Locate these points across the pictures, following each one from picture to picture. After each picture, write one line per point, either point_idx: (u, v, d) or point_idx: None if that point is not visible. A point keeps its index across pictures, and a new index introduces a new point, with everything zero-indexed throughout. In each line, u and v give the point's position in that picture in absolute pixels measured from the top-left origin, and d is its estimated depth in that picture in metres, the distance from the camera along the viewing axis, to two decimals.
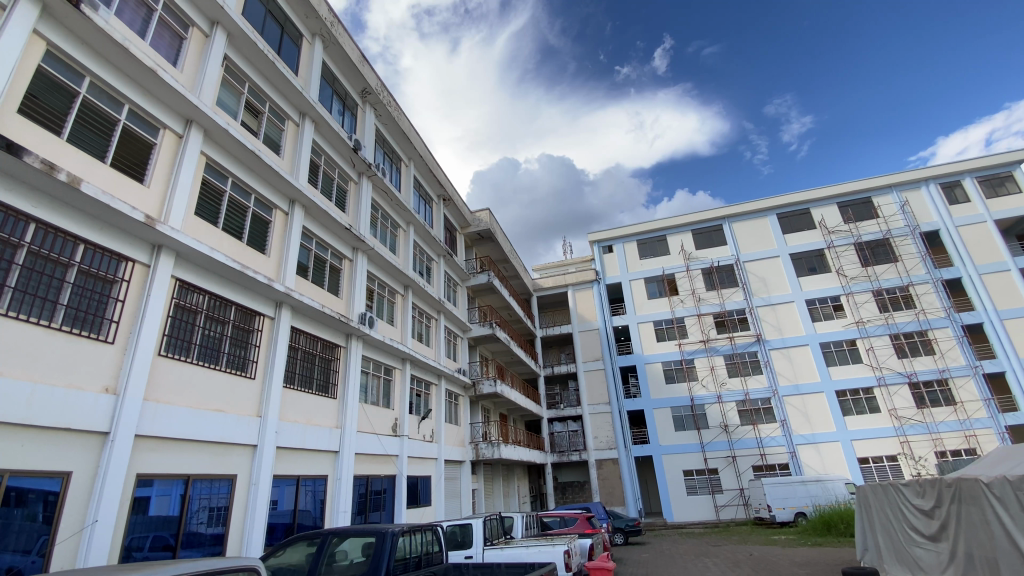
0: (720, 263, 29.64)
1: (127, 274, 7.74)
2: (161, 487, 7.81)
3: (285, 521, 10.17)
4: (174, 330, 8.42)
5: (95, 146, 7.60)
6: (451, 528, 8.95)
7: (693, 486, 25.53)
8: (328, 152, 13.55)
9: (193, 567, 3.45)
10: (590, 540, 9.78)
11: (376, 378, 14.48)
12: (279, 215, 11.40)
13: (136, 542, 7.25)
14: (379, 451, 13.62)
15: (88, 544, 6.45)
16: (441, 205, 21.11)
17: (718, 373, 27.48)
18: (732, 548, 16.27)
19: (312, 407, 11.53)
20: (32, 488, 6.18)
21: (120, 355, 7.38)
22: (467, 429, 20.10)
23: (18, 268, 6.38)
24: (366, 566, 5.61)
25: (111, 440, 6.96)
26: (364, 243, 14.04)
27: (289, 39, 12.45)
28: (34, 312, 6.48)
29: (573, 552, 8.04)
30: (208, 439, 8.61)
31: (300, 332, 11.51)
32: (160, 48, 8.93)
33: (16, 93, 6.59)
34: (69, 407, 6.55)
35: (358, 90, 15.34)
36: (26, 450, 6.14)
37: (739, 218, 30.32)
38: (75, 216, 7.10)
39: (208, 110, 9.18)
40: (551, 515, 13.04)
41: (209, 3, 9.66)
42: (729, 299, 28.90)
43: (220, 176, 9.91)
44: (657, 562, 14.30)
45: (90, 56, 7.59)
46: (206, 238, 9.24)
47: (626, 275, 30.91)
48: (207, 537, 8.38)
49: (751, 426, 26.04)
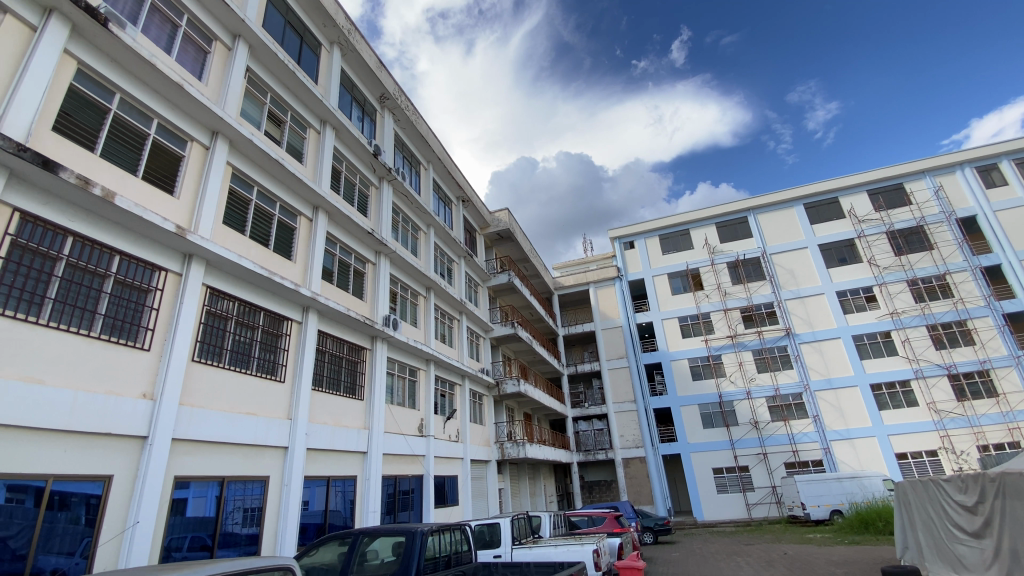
0: (746, 256, 29.01)
1: (161, 283, 8.01)
2: (198, 489, 8.03)
3: (316, 521, 10.36)
4: (207, 336, 8.67)
5: (126, 160, 7.87)
6: (479, 527, 8.98)
7: (723, 484, 25.09)
8: (349, 158, 13.75)
9: (227, 566, 3.51)
10: (619, 540, 9.63)
11: (401, 378, 14.65)
12: (303, 221, 11.62)
13: (176, 542, 7.48)
14: (406, 451, 13.77)
15: (130, 544, 6.70)
16: (460, 206, 21.22)
17: (746, 369, 26.91)
18: (766, 547, 15.91)
19: (340, 409, 11.73)
20: (75, 492, 6.42)
21: (156, 361, 7.64)
22: (492, 429, 20.15)
23: (57, 280, 6.65)
24: (396, 566, 5.68)
25: (149, 444, 7.22)
26: (386, 247, 14.20)
27: (309, 48, 12.69)
28: (73, 322, 6.74)
29: (602, 551, 7.95)
30: (242, 441, 8.84)
31: (326, 335, 11.73)
32: (185, 63, 9.19)
33: (50, 112, 6.87)
34: (109, 413, 6.81)
35: (376, 96, 15.53)
36: (68, 455, 6.39)
37: (765, 209, 29.62)
38: (109, 228, 7.37)
39: (232, 121, 9.41)
40: (579, 514, 12.98)
41: (230, 17, 9.91)
42: (757, 293, 28.28)
43: (246, 185, 10.16)
44: (687, 561, 14.07)
45: (119, 74, 7.87)
46: (234, 246, 9.47)
47: (649, 271, 30.53)
48: (242, 537, 8.60)
49: (782, 422, 25.43)
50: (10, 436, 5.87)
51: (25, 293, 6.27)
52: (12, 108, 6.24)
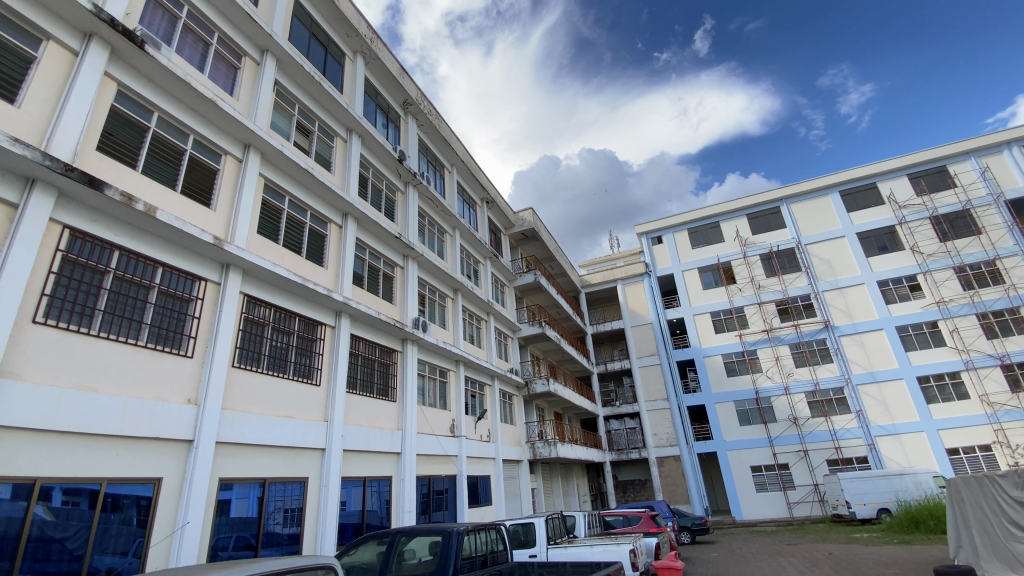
0: (780, 247, 28.16)
1: (201, 292, 8.32)
2: (240, 490, 8.29)
3: (354, 521, 10.58)
4: (245, 342, 8.96)
5: (166, 175, 8.21)
6: (514, 527, 8.99)
7: (762, 483, 24.44)
8: (375, 165, 14.00)
9: (264, 567, 3.58)
10: (656, 540, 9.49)
11: (432, 380, 14.83)
12: (333, 228, 11.89)
13: (221, 542, 7.75)
14: (439, 452, 13.92)
15: (178, 544, 6.98)
16: (485, 208, 21.33)
17: (784, 364, 26.14)
18: (809, 547, 15.39)
19: (374, 410, 11.94)
20: (127, 494, 6.73)
21: (198, 368, 7.95)
22: (523, 429, 20.19)
23: (106, 292, 6.99)
24: (434, 565, 5.74)
25: (195, 447, 7.51)
26: (414, 250, 14.39)
27: (333, 59, 12.97)
28: (121, 331, 7.07)
29: (639, 551, 7.83)
30: (281, 444, 9.11)
31: (359, 339, 11.97)
32: (218, 79, 9.52)
33: (94, 133, 7.23)
34: (156, 418, 7.13)
35: (399, 102, 15.75)
36: (121, 459, 6.71)
37: (798, 198, 28.69)
38: (152, 242, 7.70)
39: (263, 133, 9.71)
40: (614, 514, 12.84)
41: (258, 33, 10.23)
42: (792, 285, 27.43)
43: (278, 195, 10.46)
44: (728, 561, 13.78)
45: (157, 93, 8.22)
46: (269, 254, 9.76)
47: (678, 266, 29.97)
48: (284, 537, 8.85)
49: (823, 418, 24.59)
50: (66, 442, 6.19)
51: (76, 305, 6.61)
52: (59, 131, 6.58)
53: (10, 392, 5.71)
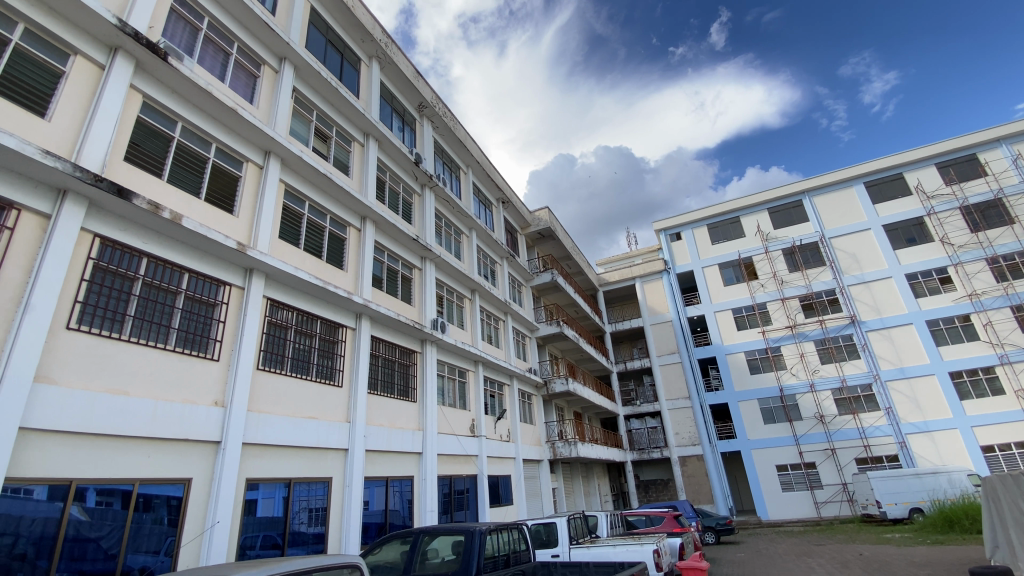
0: (803, 242, 27.56)
1: (226, 297, 8.51)
2: (266, 490, 8.45)
3: (377, 521, 10.69)
4: (269, 345, 9.14)
5: (190, 183, 8.42)
6: (536, 527, 8.97)
7: (788, 482, 23.95)
8: (392, 168, 14.14)
9: (284, 566, 3.60)
10: (680, 540, 9.37)
11: (451, 380, 14.91)
12: (352, 231, 12.03)
13: (249, 541, 7.91)
14: (459, 452, 13.97)
15: (208, 543, 7.15)
16: (501, 208, 21.37)
17: (809, 360, 25.57)
18: (838, 547, 15.05)
19: (395, 411, 12.05)
20: (158, 494, 6.92)
21: (224, 370, 8.13)
22: (543, 429, 20.18)
23: (135, 298, 7.20)
24: (457, 565, 5.76)
25: (222, 448, 7.69)
26: (431, 252, 14.48)
27: (350, 64, 13.13)
28: (150, 336, 7.27)
29: (663, 552, 7.75)
30: (306, 444, 9.27)
31: (379, 340, 12.10)
32: (238, 88, 9.73)
33: (122, 144, 7.45)
34: (186, 420, 7.32)
35: (415, 105, 15.88)
36: (152, 460, 6.91)
37: (821, 190, 28.03)
38: (179, 248, 7.91)
39: (283, 140, 9.89)
40: (636, 514, 12.75)
41: (276, 41, 10.42)
42: (816, 280, 26.83)
43: (298, 200, 10.64)
44: (754, 562, 13.53)
45: (180, 103, 8.43)
46: (290, 259, 9.94)
47: (698, 262, 29.54)
48: (310, 536, 8.98)
49: (851, 416, 24.00)
50: (100, 444, 6.40)
51: (107, 311, 6.82)
52: (88, 143, 6.80)
53: (46, 396, 5.91)
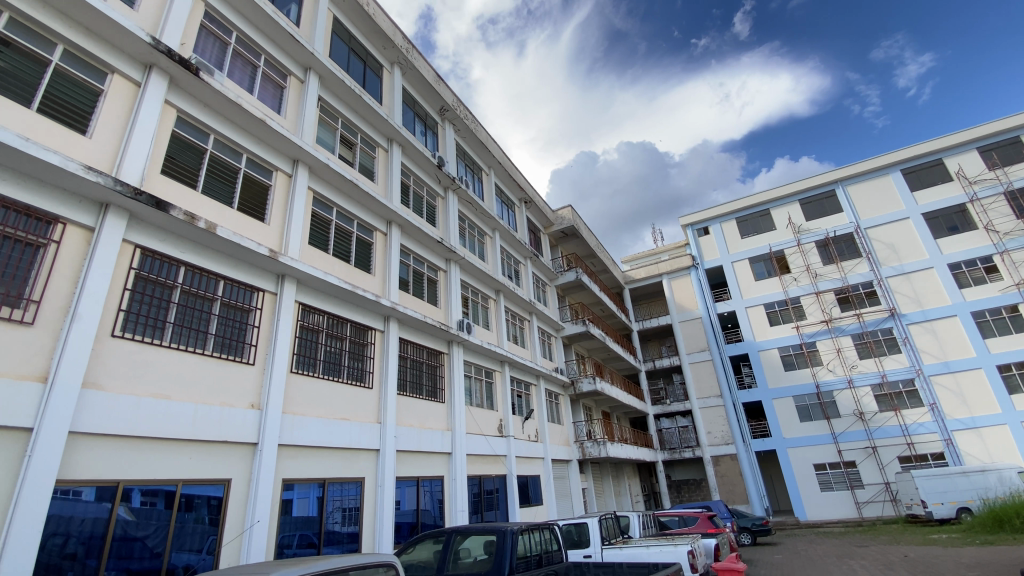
0: (837, 233, 26.63)
1: (260, 302, 8.77)
2: (301, 490, 8.64)
3: (409, 520, 10.83)
4: (302, 348, 9.37)
5: (223, 194, 8.70)
6: (567, 527, 8.92)
7: (826, 482, 23.21)
8: (416, 172, 14.31)
9: (314, 566, 3.63)
10: (715, 540, 9.19)
11: (479, 380, 14.99)
12: (379, 236, 12.23)
13: (286, 540, 8.13)
14: (488, 452, 14.03)
15: (248, 542, 7.38)
16: (523, 208, 21.37)
17: (846, 355, 24.72)
18: (881, 549, 14.48)
19: (424, 412, 12.20)
20: (199, 494, 7.16)
21: (260, 374, 8.38)
22: (571, 428, 20.10)
23: (174, 306, 7.48)
24: (490, 565, 5.78)
25: (259, 449, 7.92)
26: (456, 253, 14.59)
27: (372, 71, 13.35)
28: (190, 342, 7.54)
29: (697, 552, 7.58)
30: (339, 445, 9.48)
31: (407, 342, 12.26)
32: (266, 99, 10.01)
33: (159, 159, 7.75)
34: (225, 422, 7.58)
35: (436, 109, 16.02)
36: (194, 461, 7.17)
37: (855, 179, 27.05)
38: (214, 257, 8.17)
39: (310, 148, 10.11)
40: (669, 514, 12.61)
41: (301, 52, 10.68)
42: (852, 272, 25.92)
43: (326, 207, 10.87)
44: (793, 563, 13.17)
45: (212, 116, 8.72)
46: (320, 264, 10.15)
47: (727, 257, 28.90)
48: (344, 535, 9.16)
49: (892, 413, 23.08)
50: (145, 447, 6.67)
51: (149, 318, 7.11)
52: (127, 158, 7.10)
53: (94, 401, 6.20)
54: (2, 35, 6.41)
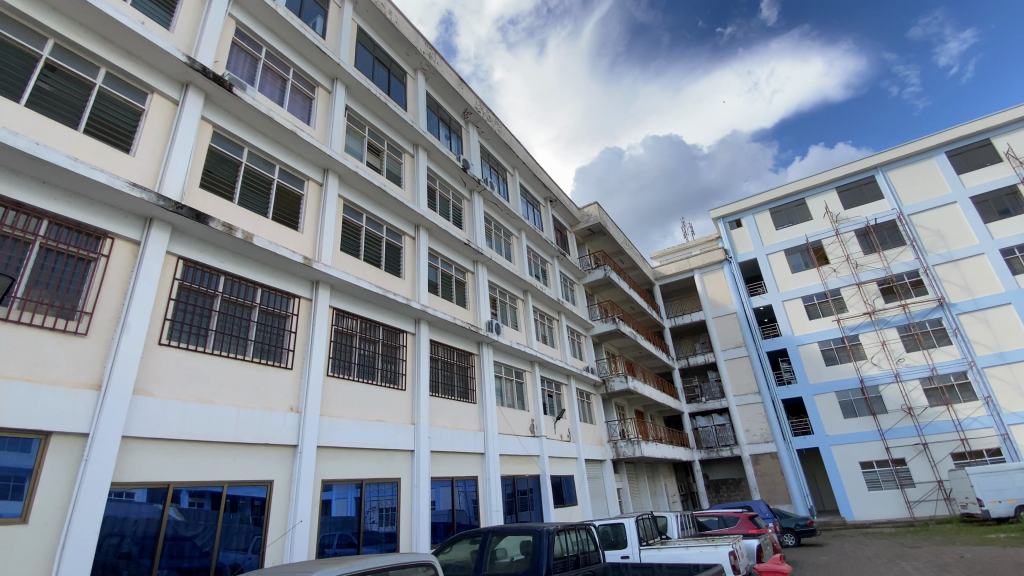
0: (879, 221, 25.52)
1: (296, 308, 9.01)
2: (340, 491, 8.84)
3: (444, 520, 10.94)
4: (338, 352, 9.60)
5: (259, 205, 8.98)
6: (603, 528, 8.84)
7: (874, 480, 22.27)
8: (442, 176, 14.46)
9: (352, 566, 3.68)
10: (757, 541, 8.92)
11: (509, 381, 15.02)
12: (407, 240, 12.40)
13: (327, 539, 8.32)
14: (521, 452, 14.05)
15: (291, 541, 7.60)
16: (549, 207, 21.31)
17: (892, 348, 23.67)
18: (935, 549, 13.80)
19: (456, 412, 12.30)
20: (244, 494, 7.41)
21: (298, 378, 8.62)
22: (604, 428, 19.92)
23: (216, 313, 7.78)
24: (526, 565, 5.77)
25: (299, 451, 8.14)
26: (483, 255, 14.66)
27: (397, 79, 13.55)
28: (231, 348, 7.82)
29: (740, 553, 7.39)
30: (375, 445, 9.66)
31: (438, 344, 12.39)
32: (296, 111, 10.29)
33: (197, 173, 8.07)
34: (266, 425, 7.82)
35: (460, 112, 16.15)
36: (237, 463, 7.42)
37: (896, 164, 25.88)
38: (252, 265, 8.45)
39: (339, 156, 10.33)
40: (708, 514, 12.36)
41: (328, 63, 10.93)
42: (896, 261, 24.80)
43: (356, 214, 11.08)
44: (840, 565, 12.66)
45: (245, 130, 9.01)
46: (352, 269, 10.37)
47: (761, 250, 28.08)
48: (382, 535, 9.32)
49: (944, 407, 21.99)
50: (192, 450, 6.95)
51: (193, 327, 7.41)
52: (168, 173, 7.42)
53: (144, 407, 6.50)
54: (49, 62, 6.80)
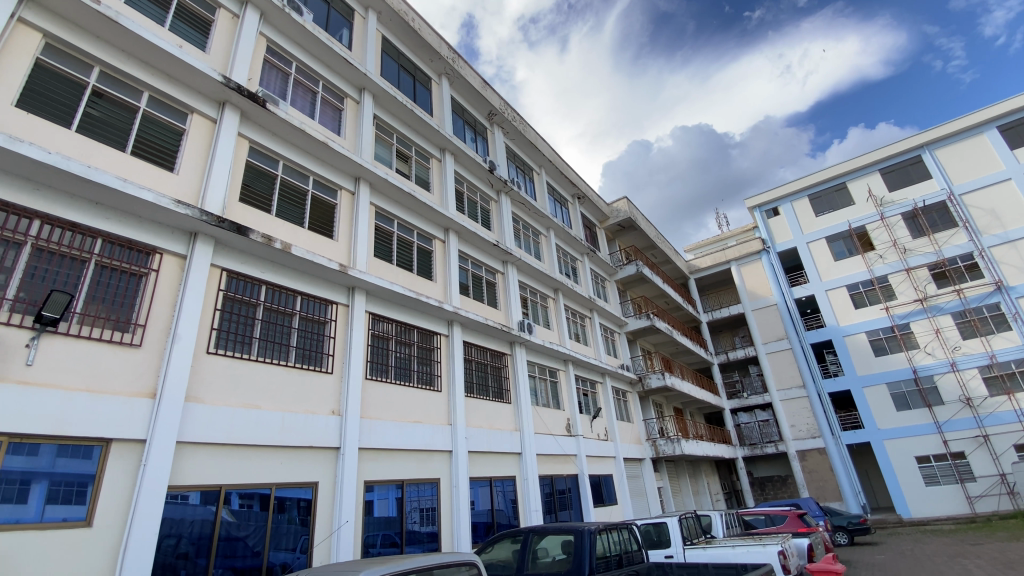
0: (927, 202, 24.21)
1: (334, 314, 9.26)
2: (381, 491, 9.02)
3: (484, 520, 11.02)
4: (375, 356, 9.81)
5: (295, 216, 9.27)
6: (645, 527, 8.70)
7: (931, 476, 21.16)
8: (469, 179, 14.58)
9: (396, 566, 3.74)
10: (808, 540, 8.59)
11: (543, 380, 15.00)
12: (438, 243, 12.56)
13: (371, 539, 8.51)
14: (558, 452, 14.02)
15: (337, 541, 7.81)
16: (577, 204, 21.17)
17: (947, 336, 22.44)
18: (1002, 547, 13.00)
19: (492, 413, 12.38)
20: (291, 496, 7.65)
21: (338, 382, 8.85)
22: (642, 426, 19.65)
23: (259, 321, 8.08)
24: (569, 565, 5.75)
25: (341, 453, 8.36)
26: (512, 255, 14.70)
27: (422, 85, 13.74)
28: (274, 354, 8.10)
29: (789, 553, 7.11)
30: (414, 446, 9.83)
31: (471, 345, 12.49)
32: (327, 122, 10.57)
33: (237, 188, 8.41)
34: (310, 428, 8.07)
35: (485, 114, 16.23)
36: (284, 466, 7.68)
37: (944, 142, 24.50)
38: (291, 274, 8.74)
39: (369, 164, 10.54)
40: (754, 513, 11.99)
41: (355, 74, 11.18)
42: (948, 244, 23.51)
43: (387, 220, 11.29)
44: (897, 565, 12.08)
45: (280, 143, 9.32)
46: (386, 274, 10.57)
47: (801, 238, 27.08)
48: (424, 535, 9.46)
49: (1006, 397, 20.74)
50: (241, 453, 7.23)
51: (238, 335, 7.71)
52: (210, 189, 7.75)
53: (196, 413, 6.81)
54: (96, 88, 7.22)
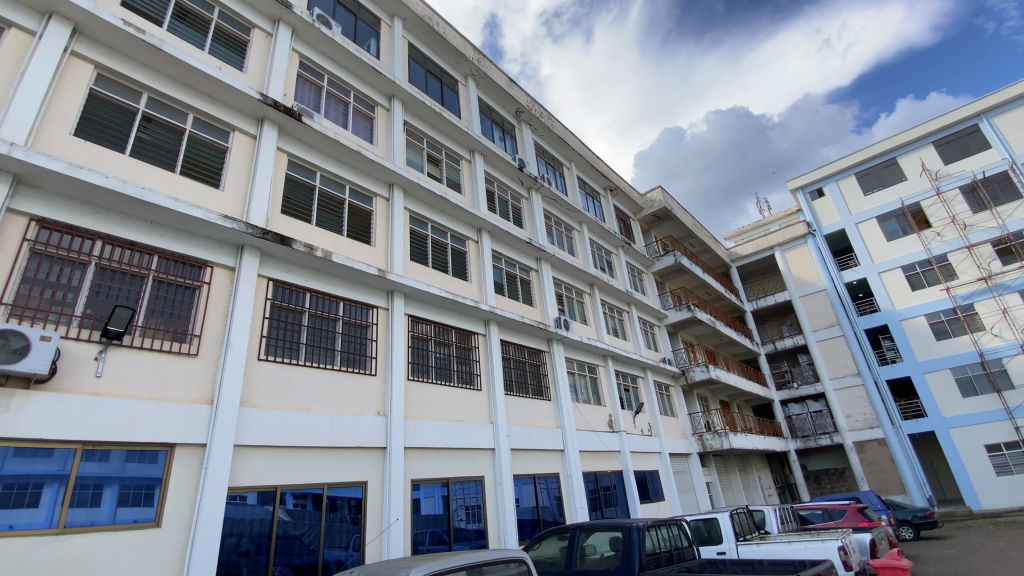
0: (988, 173, 22.63)
1: (375, 318, 9.50)
2: (427, 490, 9.18)
3: (530, 517, 11.06)
4: (416, 357, 10.00)
5: (334, 224, 9.55)
6: (695, 523, 8.54)
7: (1003, 465, 19.74)
8: (499, 177, 14.62)
9: (437, 565, 3.76)
10: (871, 535, 8.19)
11: (583, 376, 14.90)
12: (471, 244, 12.67)
13: (420, 537, 8.68)
14: (601, 448, 13.89)
15: (387, 539, 8.02)
16: (609, 197, 20.86)
17: (1016, 317, 20.94)
18: None
19: (533, 410, 12.40)
20: (342, 495, 7.91)
21: (382, 383, 9.07)
22: (686, 420, 19.24)
23: (305, 327, 8.37)
24: (618, 561, 5.69)
25: (388, 453, 8.57)
26: (545, 252, 14.65)
27: (449, 88, 13.87)
28: (321, 359, 8.39)
29: (850, 548, 6.78)
30: (458, 445, 9.97)
31: (509, 343, 12.55)
32: (359, 131, 10.83)
33: (278, 200, 8.74)
34: (357, 429, 8.32)
35: (513, 112, 16.26)
36: (334, 467, 7.94)
37: (1003, 108, 22.93)
38: (333, 281, 9.01)
39: (402, 170, 10.72)
40: (809, 507, 11.51)
41: (384, 83, 11.40)
42: (1013, 217, 21.91)
43: (422, 223, 11.47)
44: (969, 559, 11.37)
45: (316, 155, 9.62)
46: (423, 277, 10.76)
47: (849, 219, 25.79)
48: (471, 532, 9.58)
49: None
50: (295, 455, 7.54)
51: (286, 341, 8.02)
52: (253, 203, 8.09)
53: (251, 418, 7.13)
54: (146, 114, 7.64)
